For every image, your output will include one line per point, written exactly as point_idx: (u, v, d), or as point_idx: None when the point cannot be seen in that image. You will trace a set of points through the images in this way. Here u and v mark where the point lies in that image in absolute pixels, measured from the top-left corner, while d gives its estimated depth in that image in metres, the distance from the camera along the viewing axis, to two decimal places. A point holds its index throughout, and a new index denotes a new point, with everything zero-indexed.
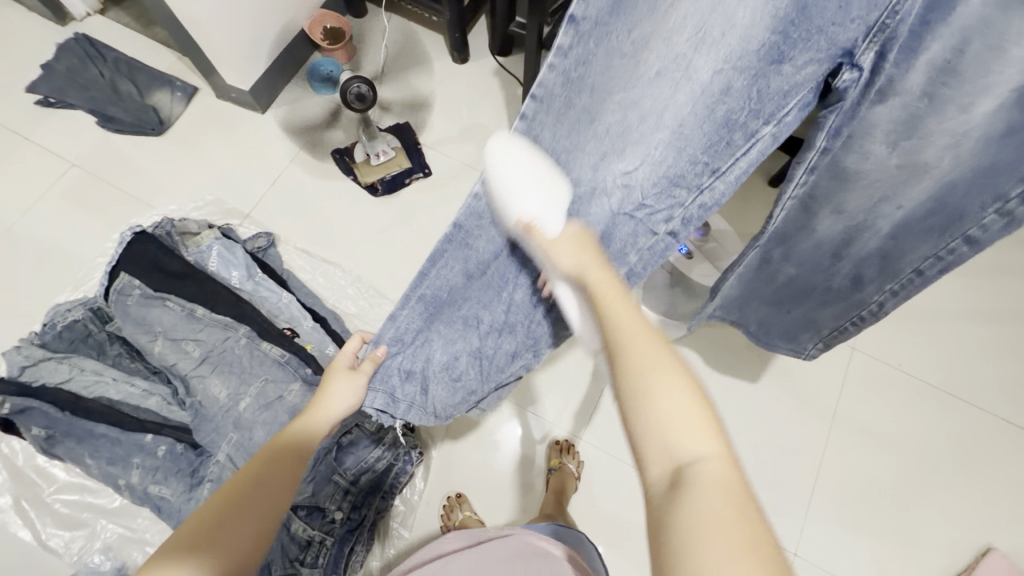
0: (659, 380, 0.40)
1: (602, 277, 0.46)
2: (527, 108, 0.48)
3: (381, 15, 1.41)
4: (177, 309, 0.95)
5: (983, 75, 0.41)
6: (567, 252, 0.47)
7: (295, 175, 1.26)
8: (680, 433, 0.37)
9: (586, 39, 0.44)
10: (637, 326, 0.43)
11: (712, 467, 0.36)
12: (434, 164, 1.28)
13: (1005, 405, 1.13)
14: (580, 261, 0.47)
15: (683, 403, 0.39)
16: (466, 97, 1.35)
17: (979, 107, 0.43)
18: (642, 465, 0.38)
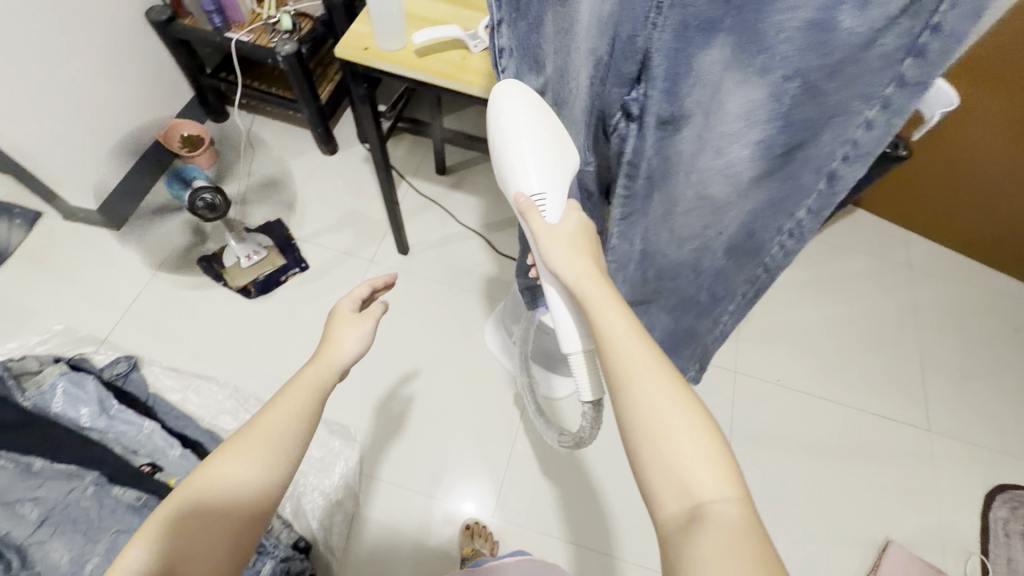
0: (665, 402, 0.44)
1: (599, 290, 0.50)
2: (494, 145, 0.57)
3: (243, 116, 1.43)
4: (10, 466, 0.82)
5: (722, 129, 0.45)
6: (564, 257, 0.52)
7: (157, 290, 1.19)
8: (693, 475, 0.41)
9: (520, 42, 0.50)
10: (634, 336, 0.47)
11: (729, 509, 0.40)
12: (310, 257, 1.26)
13: (873, 399, 1.23)
14: (574, 268, 0.52)
15: (700, 445, 0.42)
16: (339, 186, 1.36)
17: (732, 151, 0.47)
18: (656, 506, 0.42)
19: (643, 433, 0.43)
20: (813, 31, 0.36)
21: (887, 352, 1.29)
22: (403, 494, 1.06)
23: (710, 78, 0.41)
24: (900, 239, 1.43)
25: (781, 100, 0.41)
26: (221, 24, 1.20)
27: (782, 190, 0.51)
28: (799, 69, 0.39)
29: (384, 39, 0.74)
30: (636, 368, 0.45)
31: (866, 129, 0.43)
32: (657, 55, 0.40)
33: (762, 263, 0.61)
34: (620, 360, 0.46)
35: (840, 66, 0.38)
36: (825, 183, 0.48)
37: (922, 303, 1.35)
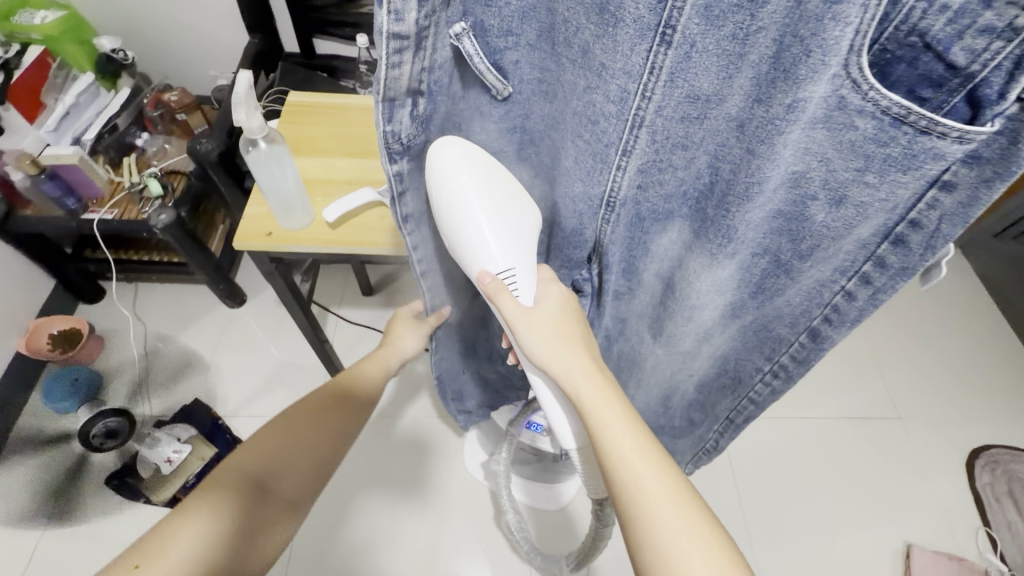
0: (674, 526, 0.34)
1: (599, 393, 0.40)
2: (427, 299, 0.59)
3: (126, 288, 1.24)
4: None
5: (689, 299, 0.46)
6: (547, 339, 0.41)
7: (60, 536, 0.96)
8: None
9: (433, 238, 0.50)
10: (634, 439, 0.38)
11: None
12: (245, 434, 1.09)
13: (845, 404, 1.28)
14: (565, 366, 0.41)
15: None
16: (259, 339, 1.21)
17: (700, 316, 0.48)
18: None
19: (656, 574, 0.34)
20: (786, 220, 0.37)
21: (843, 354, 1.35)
22: None
23: (670, 252, 0.45)
24: None
25: (751, 272, 0.42)
26: (76, 204, 1.04)
27: (755, 337, 0.50)
28: (769, 248, 0.40)
29: (287, 220, 0.65)
30: (636, 481, 0.36)
31: (846, 298, 0.40)
32: (612, 243, 0.44)
33: (748, 396, 0.58)
34: (619, 470, 0.37)
35: (811, 250, 0.38)
36: (809, 338, 0.45)
37: None
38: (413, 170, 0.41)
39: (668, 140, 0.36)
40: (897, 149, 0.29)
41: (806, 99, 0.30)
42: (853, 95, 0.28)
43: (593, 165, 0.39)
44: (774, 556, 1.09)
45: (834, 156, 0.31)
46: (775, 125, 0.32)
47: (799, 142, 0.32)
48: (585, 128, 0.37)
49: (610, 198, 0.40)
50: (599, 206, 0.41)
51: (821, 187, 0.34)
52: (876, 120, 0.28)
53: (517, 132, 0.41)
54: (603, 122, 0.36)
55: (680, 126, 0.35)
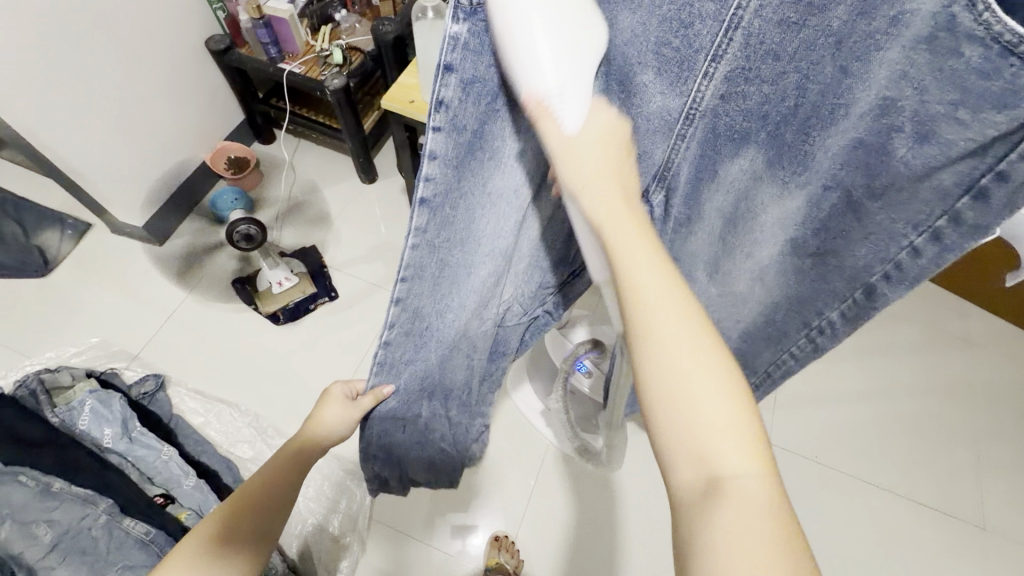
0: (682, 333, 0.31)
1: (619, 212, 0.32)
2: (399, 290, 0.39)
3: (289, 141, 1.45)
4: (31, 485, 0.84)
5: (752, 230, 0.46)
6: (595, 161, 0.32)
7: (190, 311, 1.20)
8: (716, 441, 0.30)
9: (443, 211, 0.35)
10: (663, 281, 0.31)
11: (755, 483, 0.29)
12: (340, 287, 1.25)
13: (924, 488, 1.13)
14: (597, 166, 0.32)
15: (725, 405, 0.30)
16: (376, 212, 1.36)
17: (760, 253, 0.49)
18: (665, 474, 0.31)
19: (655, 395, 0.31)
20: (864, 152, 0.36)
21: (946, 438, 1.18)
22: (417, 547, 1.01)
23: (737, 183, 0.42)
24: (957, 309, 1.33)
25: (819, 210, 0.42)
26: (277, 55, 1.22)
27: (807, 291, 0.51)
28: (840, 182, 0.39)
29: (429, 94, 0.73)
30: (664, 326, 0.30)
31: (912, 254, 0.41)
32: (683, 158, 0.40)
33: (790, 350, 0.60)
34: (633, 290, 0.31)
35: (886, 192, 0.38)
36: (863, 294, 0.47)
37: (983, 387, 1.24)
38: (467, 69, 0.30)
39: (762, 47, 0.33)
40: (997, 85, 0.29)
41: (913, 10, 0.29)
42: (966, 16, 0.28)
43: (676, 75, 0.35)
44: None
45: (931, 84, 0.31)
46: (873, 39, 0.31)
47: (896, 61, 0.31)
48: (674, 34, 0.33)
49: (689, 112, 0.37)
50: (675, 122, 0.38)
51: (909, 119, 0.33)
52: (984, 49, 0.28)
53: (598, 35, 0.33)
54: (697, 25, 0.32)
55: (775, 35, 0.32)
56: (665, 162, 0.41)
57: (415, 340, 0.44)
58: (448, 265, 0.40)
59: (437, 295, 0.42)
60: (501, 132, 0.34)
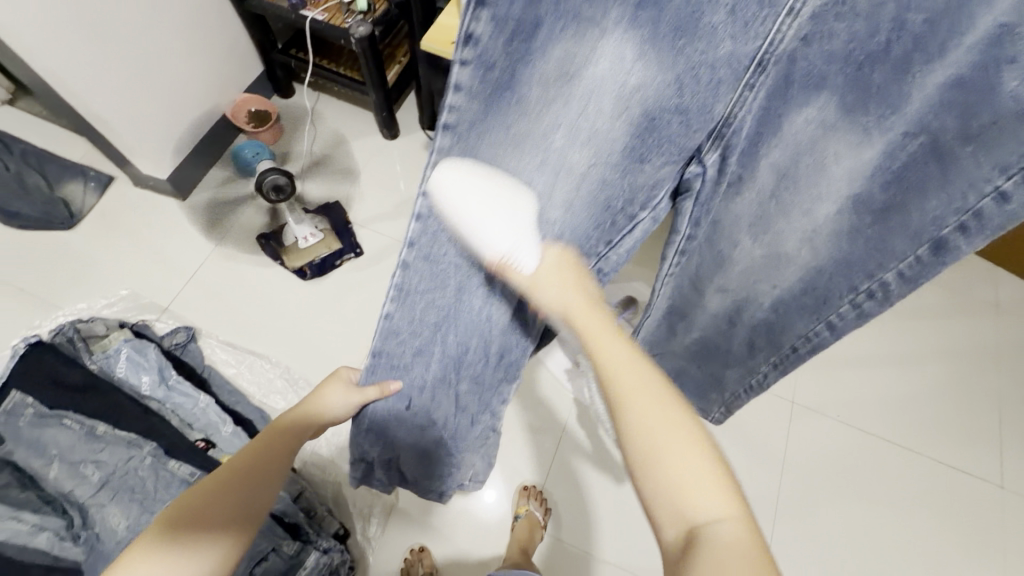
0: (655, 411, 0.39)
1: (592, 319, 0.41)
2: (421, 207, 0.41)
3: (309, 95, 1.42)
4: (75, 428, 0.88)
5: (816, 186, 0.43)
6: (553, 288, 0.42)
7: (217, 264, 1.20)
8: (694, 493, 0.36)
9: (466, 137, 0.39)
10: (638, 379, 0.39)
11: (730, 530, 0.35)
12: (365, 244, 1.25)
13: (942, 447, 1.15)
14: (564, 297, 0.41)
15: (696, 465, 0.37)
16: (399, 169, 1.34)
17: (819, 210, 0.45)
18: (656, 527, 0.37)
19: (637, 457, 0.38)
20: (965, 91, 0.34)
21: (967, 400, 1.19)
22: (446, 495, 1.03)
23: (801, 137, 0.41)
24: (987, 276, 1.32)
25: (893, 161, 0.39)
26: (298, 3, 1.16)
27: (863, 250, 0.46)
28: (924, 126, 0.37)
29: None
30: (633, 398, 0.39)
31: (997, 200, 0.37)
32: (747, 110, 0.41)
33: (827, 320, 0.53)
34: (613, 378, 0.40)
35: (980, 133, 0.35)
36: (930, 250, 0.42)
37: (1006, 351, 1.24)
38: None
39: None
40: None
41: None
42: None
43: (751, 12, 0.36)
44: (793, 544, 1.07)
45: None
46: None
47: None
48: None
49: (762, 55, 0.38)
50: (746, 67, 0.38)
51: None
52: None
53: None
54: None
55: None
56: (726, 117, 0.41)
57: (431, 273, 0.45)
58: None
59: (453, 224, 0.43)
60: (530, 80, 0.38)
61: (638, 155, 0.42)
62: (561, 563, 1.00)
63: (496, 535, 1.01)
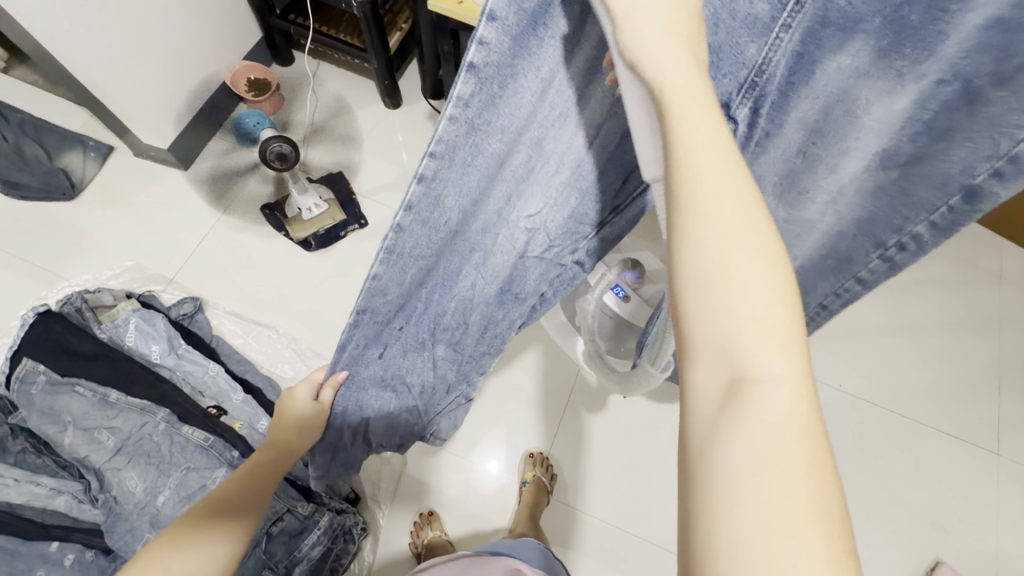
0: (737, 237, 0.25)
1: (697, 90, 0.27)
2: (425, 168, 0.35)
3: (308, 62, 1.39)
4: (89, 396, 0.89)
5: (845, 139, 0.43)
6: (668, 46, 0.27)
7: (221, 235, 1.20)
8: (751, 340, 0.24)
9: (491, 84, 0.33)
10: (732, 204, 0.26)
11: (787, 398, 0.23)
12: (370, 215, 1.24)
13: (941, 416, 1.17)
14: (673, 55, 0.27)
15: (766, 310, 0.25)
16: (402, 139, 1.32)
17: (844, 167, 0.45)
18: (686, 372, 0.26)
19: (690, 280, 0.26)
20: (1003, 31, 0.32)
21: (968, 369, 1.21)
22: (454, 461, 1.05)
23: (833, 87, 0.38)
24: (994, 247, 1.32)
25: (925, 108, 0.38)
26: None
27: (879, 210, 0.48)
28: (958, 71, 0.35)
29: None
30: (707, 190, 0.26)
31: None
32: (781, 55, 0.35)
33: (855, 275, 0.57)
34: (686, 176, 0.26)
35: (1015, 74, 0.33)
36: (961, 199, 0.41)
37: (1009, 322, 1.25)
38: None
39: None
40: None
41: None
42: None
43: None
44: None
45: None
46: None
47: None
48: None
49: None
50: (784, 4, 0.32)
51: None
52: None
53: None
54: None
55: None
56: (760, 63, 0.35)
57: (431, 234, 0.40)
58: (481, 150, 0.36)
59: (464, 183, 0.38)
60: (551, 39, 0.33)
61: None
62: (567, 525, 1.03)
63: (503, 501, 1.03)
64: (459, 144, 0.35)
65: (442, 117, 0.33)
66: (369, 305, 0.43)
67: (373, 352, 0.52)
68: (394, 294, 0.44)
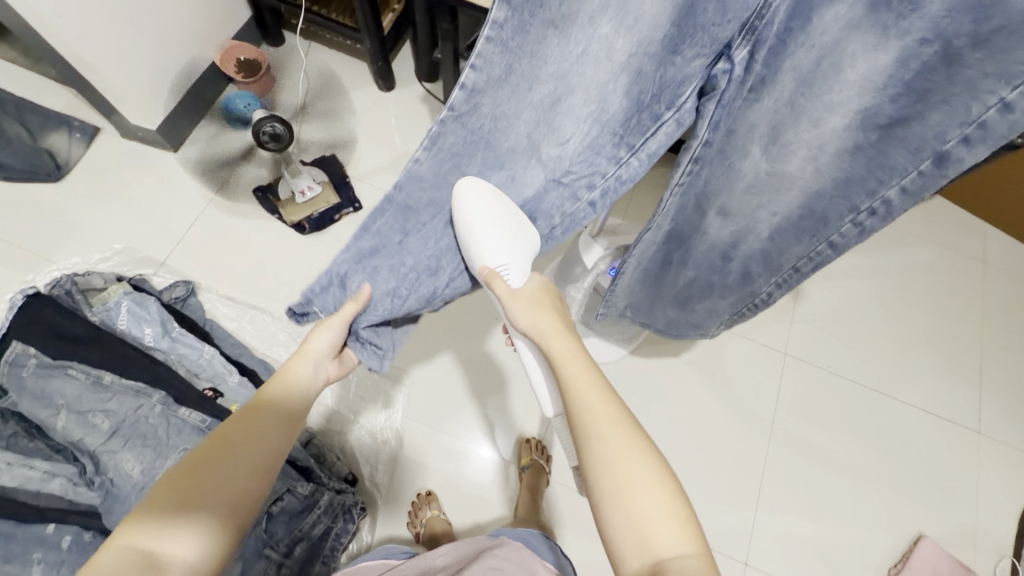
0: (641, 477, 0.49)
1: (562, 344, 0.58)
2: (467, 79, 0.46)
3: (299, 43, 1.36)
4: (81, 378, 0.88)
5: (831, 93, 0.45)
6: (527, 310, 0.59)
7: (212, 219, 1.18)
8: (660, 533, 0.47)
9: (521, 11, 0.41)
10: (624, 433, 0.51)
11: (688, 562, 0.45)
12: (364, 198, 1.23)
13: (924, 396, 1.20)
14: (538, 322, 0.59)
15: (661, 504, 0.48)
16: (395, 121, 1.31)
17: (827, 122, 0.47)
18: (623, 559, 0.48)
19: (615, 496, 0.49)
20: None
21: (951, 350, 1.24)
22: (450, 447, 1.05)
23: (824, 38, 0.41)
24: (976, 230, 1.35)
25: (906, 68, 0.41)
26: None
27: (857, 171, 0.50)
28: (940, 33, 0.38)
29: None
30: (599, 425, 0.51)
31: (1001, 111, 0.40)
32: None
33: (828, 240, 0.58)
34: (580, 402, 0.53)
35: (991, 36, 0.37)
36: (932, 164, 0.45)
37: (991, 305, 1.29)
38: None
39: None
40: None
41: None
42: None
43: None
44: (783, 490, 1.12)
45: None
46: None
47: None
48: None
49: None
50: None
51: None
52: None
53: None
54: None
55: None
56: (761, 6, 0.40)
57: (466, 137, 0.50)
58: (515, 69, 0.45)
59: (498, 100, 0.47)
60: None
61: (674, 46, 0.44)
62: (563, 505, 1.04)
63: (499, 484, 1.04)
64: (493, 61, 0.44)
65: (481, 37, 0.43)
66: (406, 188, 0.53)
67: (394, 237, 0.56)
68: (427, 184, 0.53)
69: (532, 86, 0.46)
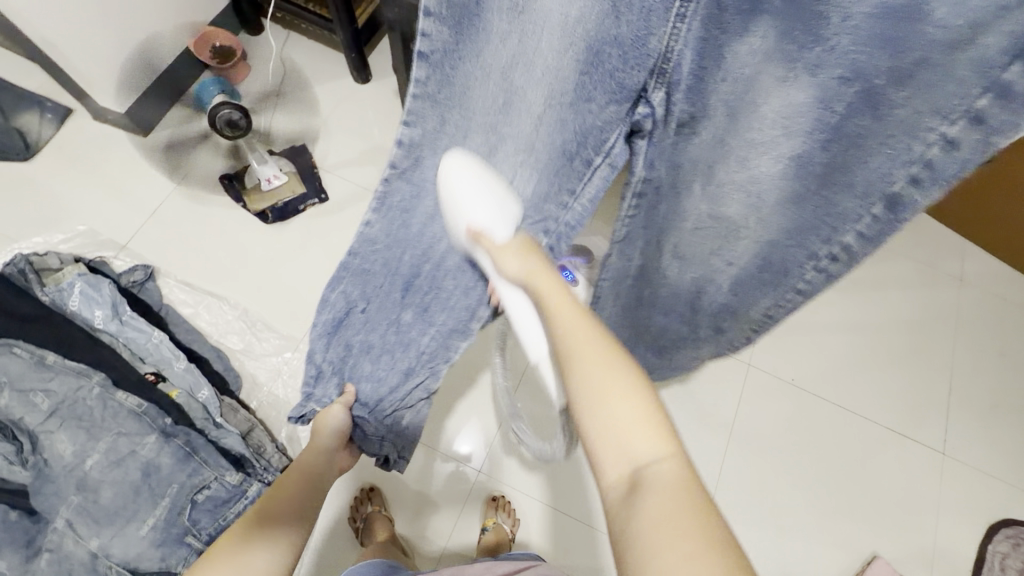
0: (619, 386, 0.39)
1: (548, 282, 0.47)
2: (403, 136, 0.50)
3: (277, 32, 1.36)
4: (26, 357, 0.88)
5: (755, 132, 0.43)
6: (513, 260, 0.48)
7: (177, 205, 1.18)
8: (634, 438, 0.38)
9: (440, 67, 0.45)
10: (590, 339, 0.42)
11: (668, 469, 0.36)
12: (331, 190, 1.22)
13: (889, 414, 1.18)
14: (521, 266, 0.48)
15: (638, 410, 0.39)
16: (368, 114, 1.30)
17: (759, 165, 0.45)
18: (600, 474, 0.38)
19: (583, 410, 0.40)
20: (894, 20, 0.33)
21: (922, 370, 1.22)
22: None
23: (744, 69, 0.39)
24: (956, 249, 1.32)
25: (832, 109, 0.39)
26: None
27: (808, 221, 0.48)
28: (858, 68, 0.36)
29: None
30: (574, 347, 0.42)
31: (945, 148, 0.37)
32: (683, 43, 0.39)
33: (793, 288, 0.56)
34: (557, 329, 0.44)
35: (914, 71, 0.35)
36: (885, 209, 0.43)
37: (966, 325, 1.26)
38: None
39: None
40: None
41: None
42: None
43: None
44: (736, 503, 1.10)
45: None
46: None
47: None
48: None
49: None
50: None
51: None
52: None
53: None
54: None
55: None
56: (665, 51, 0.40)
57: (412, 193, 0.54)
58: (447, 122, 0.49)
59: (438, 154, 0.52)
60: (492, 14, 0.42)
61: (586, 92, 0.43)
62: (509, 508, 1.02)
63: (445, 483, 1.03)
64: (425, 117, 0.49)
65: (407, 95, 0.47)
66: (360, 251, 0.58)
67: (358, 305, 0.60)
68: (381, 245, 0.57)
69: (462, 142, 0.50)
